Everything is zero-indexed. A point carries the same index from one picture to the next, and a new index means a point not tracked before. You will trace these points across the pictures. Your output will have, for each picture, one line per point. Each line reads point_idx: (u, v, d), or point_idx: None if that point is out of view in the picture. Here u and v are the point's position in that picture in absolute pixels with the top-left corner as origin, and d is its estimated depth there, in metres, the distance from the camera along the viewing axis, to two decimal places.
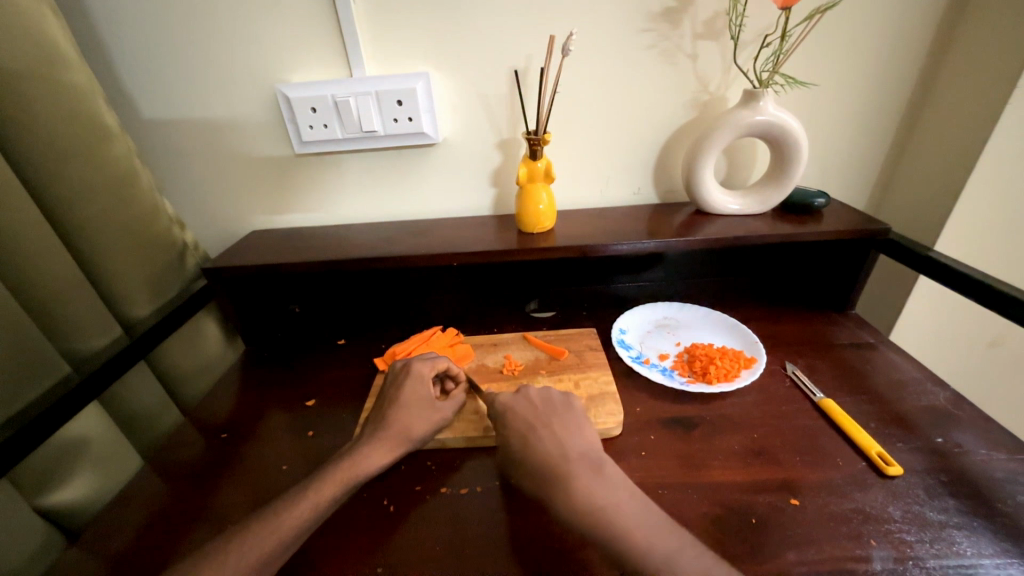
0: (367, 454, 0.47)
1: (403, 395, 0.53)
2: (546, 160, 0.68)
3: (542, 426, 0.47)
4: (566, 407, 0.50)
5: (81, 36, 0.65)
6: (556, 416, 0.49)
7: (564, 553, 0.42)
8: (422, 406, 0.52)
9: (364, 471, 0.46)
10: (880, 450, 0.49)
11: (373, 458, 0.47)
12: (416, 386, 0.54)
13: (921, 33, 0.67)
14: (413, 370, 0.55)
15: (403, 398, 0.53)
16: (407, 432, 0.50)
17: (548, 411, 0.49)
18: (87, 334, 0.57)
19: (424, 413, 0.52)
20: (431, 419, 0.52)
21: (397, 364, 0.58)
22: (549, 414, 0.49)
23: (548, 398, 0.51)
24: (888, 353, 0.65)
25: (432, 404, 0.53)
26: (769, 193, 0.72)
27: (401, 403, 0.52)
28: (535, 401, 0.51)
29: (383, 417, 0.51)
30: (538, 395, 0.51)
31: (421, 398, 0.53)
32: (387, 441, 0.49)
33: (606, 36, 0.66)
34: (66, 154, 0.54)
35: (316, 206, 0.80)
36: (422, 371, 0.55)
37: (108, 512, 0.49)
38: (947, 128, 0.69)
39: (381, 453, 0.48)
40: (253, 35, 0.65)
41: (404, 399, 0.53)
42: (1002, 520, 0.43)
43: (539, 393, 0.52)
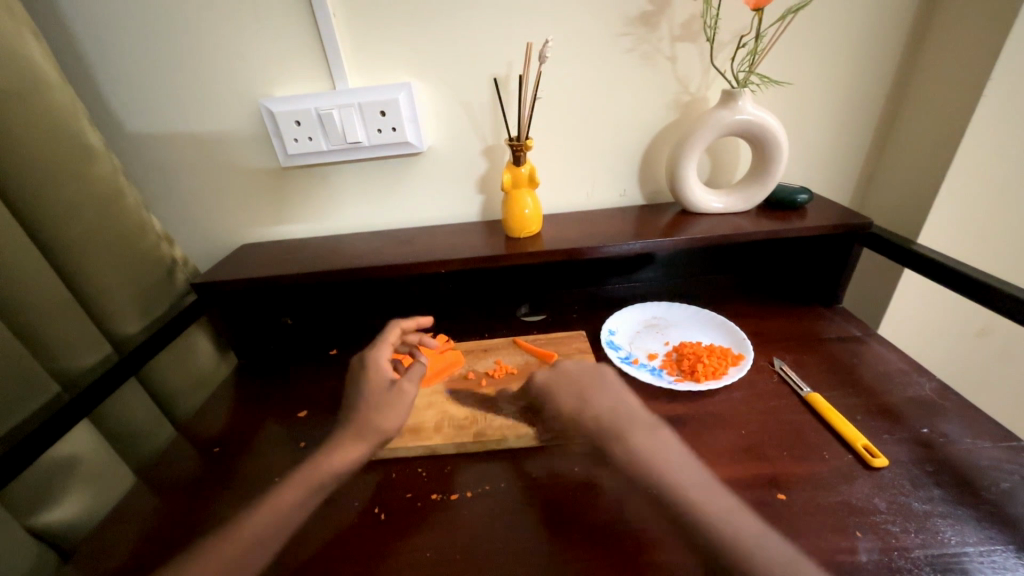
0: (340, 456, 0.50)
1: (366, 396, 0.55)
2: (529, 165, 0.69)
3: (590, 396, 0.53)
4: (602, 377, 0.55)
5: (65, 59, 0.65)
6: (599, 387, 0.54)
7: (553, 557, 0.43)
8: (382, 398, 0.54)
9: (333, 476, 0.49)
10: (866, 442, 0.50)
11: (342, 456, 0.50)
12: (376, 378, 0.56)
13: (893, 29, 0.68)
14: (367, 361, 0.57)
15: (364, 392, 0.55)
16: (376, 426, 0.52)
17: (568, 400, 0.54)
18: (77, 351, 0.58)
19: (388, 404, 0.53)
20: (395, 406, 0.53)
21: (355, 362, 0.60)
22: (587, 381, 0.55)
23: (583, 370, 0.56)
24: (875, 346, 0.65)
25: (389, 395, 0.54)
26: (752, 191, 0.72)
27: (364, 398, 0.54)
28: (571, 374, 0.56)
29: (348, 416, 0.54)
30: (570, 366, 0.57)
31: (377, 386, 0.55)
32: (352, 434, 0.52)
33: (585, 41, 0.67)
34: (52, 175, 0.55)
35: (305, 217, 0.80)
36: (376, 360, 0.57)
37: (102, 529, 0.49)
38: (925, 120, 0.70)
39: (349, 451, 0.51)
40: (235, 51, 0.66)
41: (366, 398, 0.55)
42: (987, 508, 0.43)
43: (572, 367, 0.57)
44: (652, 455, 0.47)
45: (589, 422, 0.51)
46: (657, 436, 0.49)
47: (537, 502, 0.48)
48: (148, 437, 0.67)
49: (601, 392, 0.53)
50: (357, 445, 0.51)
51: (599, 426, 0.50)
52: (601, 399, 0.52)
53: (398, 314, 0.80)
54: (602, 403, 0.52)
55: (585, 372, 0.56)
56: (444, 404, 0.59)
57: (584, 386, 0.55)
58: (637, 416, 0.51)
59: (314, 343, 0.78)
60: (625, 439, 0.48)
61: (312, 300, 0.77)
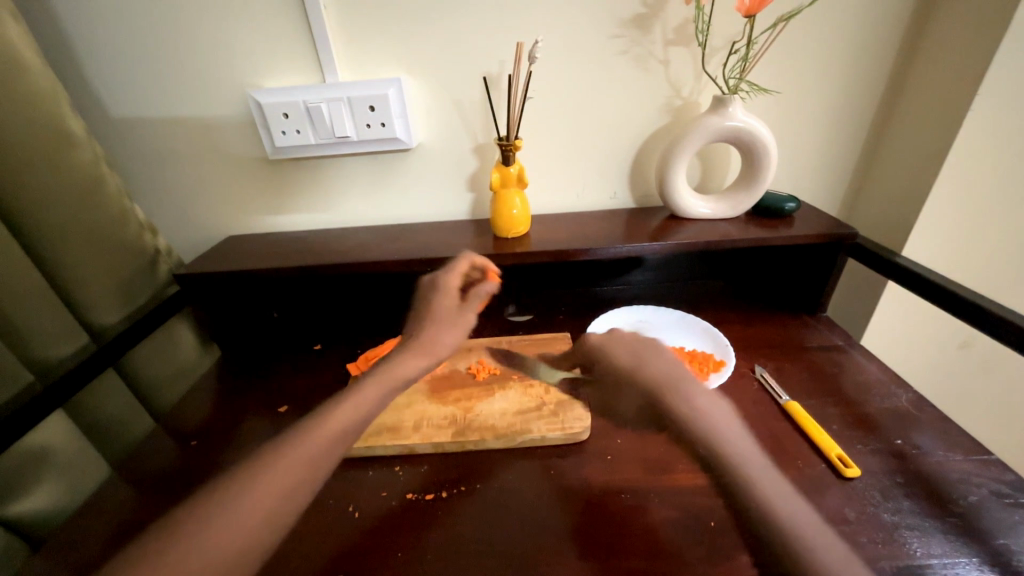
0: (405, 364, 0.51)
1: (433, 313, 0.56)
2: (519, 165, 0.68)
3: (645, 362, 0.50)
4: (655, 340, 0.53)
5: (49, 42, 0.64)
6: (655, 352, 0.51)
7: (523, 559, 0.43)
8: (450, 318, 0.56)
9: (403, 376, 0.50)
10: (839, 452, 0.50)
11: (409, 365, 0.51)
12: (444, 299, 0.57)
13: (885, 41, 0.68)
14: (439, 283, 0.59)
15: (435, 312, 0.56)
16: (434, 342, 0.53)
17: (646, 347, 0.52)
18: (53, 341, 0.57)
19: (451, 326, 0.55)
20: (456, 326, 0.55)
21: (422, 281, 0.60)
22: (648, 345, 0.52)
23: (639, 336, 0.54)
24: (855, 356, 0.66)
25: (455, 316, 0.56)
26: (741, 197, 0.72)
27: (433, 317, 0.56)
28: (629, 339, 0.53)
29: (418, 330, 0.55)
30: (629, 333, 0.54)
31: (448, 307, 0.57)
32: (420, 350, 0.52)
33: (578, 41, 0.67)
34: (28, 161, 0.54)
35: (293, 210, 0.80)
36: (449, 283, 0.58)
37: (74, 520, 0.49)
38: (913, 133, 0.70)
39: (415, 360, 0.51)
40: (223, 40, 0.65)
41: (434, 313, 0.56)
42: (954, 520, 0.44)
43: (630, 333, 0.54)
44: (708, 421, 0.42)
45: (646, 385, 0.48)
46: (708, 403, 0.43)
47: (511, 504, 0.48)
48: (126, 428, 0.66)
49: (656, 357, 0.50)
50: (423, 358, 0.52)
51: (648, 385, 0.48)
52: (655, 364, 0.49)
53: (383, 311, 0.80)
54: (657, 368, 0.49)
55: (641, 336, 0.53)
56: (424, 404, 0.58)
57: (641, 351, 0.51)
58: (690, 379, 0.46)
59: (298, 337, 0.78)
60: (676, 400, 0.44)
61: (296, 294, 0.78)
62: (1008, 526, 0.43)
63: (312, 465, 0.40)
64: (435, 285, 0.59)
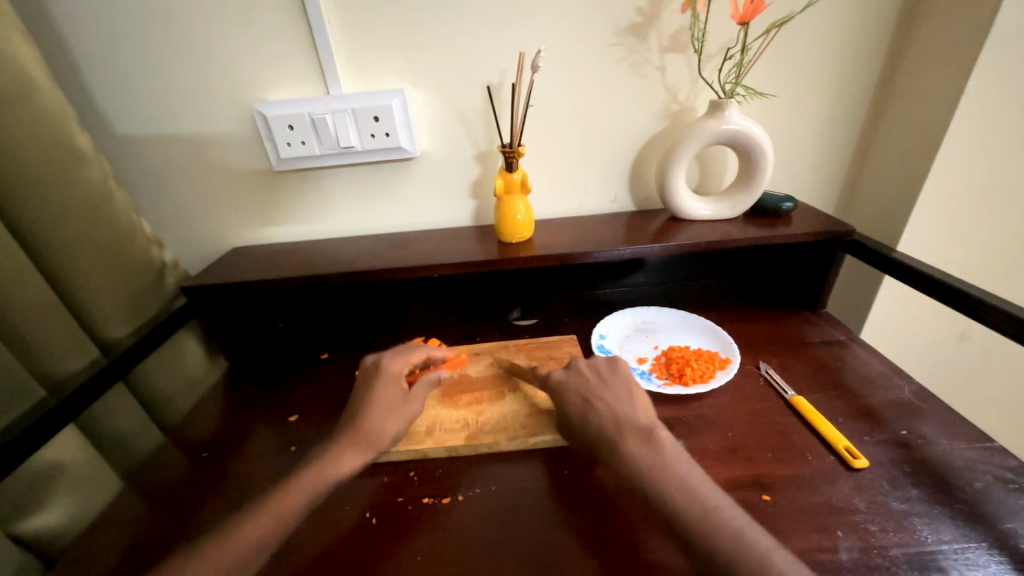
0: (339, 463, 0.47)
1: (372, 399, 0.52)
2: (522, 172, 0.70)
3: (595, 398, 0.50)
4: (611, 371, 0.53)
5: (54, 60, 0.65)
6: (608, 386, 0.51)
7: (541, 558, 0.43)
8: (395, 403, 0.52)
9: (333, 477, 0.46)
10: (847, 444, 0.51)
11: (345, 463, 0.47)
12: (389, 386, 0.54)
13: (873, 44, 0.70)
14: (383, 368, 0.55)
15: (376, 399, 0.52)
16: (375, 437, 0.50)
17: (599, 384, 0.52)
18: (64, 356, 0.57)
19: (397, 409, 0.52)
20: (400, 417, 0.52)
21: (368, 364, 0.57)
22: (594, 381, 0.52)
23: (595, 368, 0.54)
24: (857, 350, 0.67)
25: (400, 405, 0.53)
26: (740, 198, 0.74)
27: (373, 406, 0.52)
28: (585, 373, 0.53)
29: (354, 421, 0.51)
30: (586, 365, 0.54)
31: (392, 393, 0.53)
32: (356, 446, 0.49)
33: (576, 49, 0.69)
34: (38, 178, 0.54)
35: (298, 220, 0.80)
36: (393, 369, 0.55)
37: (88, 535, 0.49)
38: (904, 132, 0.72)
39: (351, 459, 0.48)
40: (228, 55, 0.66)
41: (374, 399, 0.52)
42: (961, 506, 0.45)
43: (586, 364, 0.55)
44: (649, 461, 0.43)
45: (593, 424, 0.48)
46: (653, 441, 0.45)
47: (527, 505, 0.48)
48: (135, 443, 0.66)
49: (609, 391, 0.50)
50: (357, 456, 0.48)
51: (601, 428, 0.47)
52: (607, 400, 0.49)
53: (390, 318, 0.81)
54: (606, 404, 0.49)
55: (600, 369, 0.53)
56: (436, 408, 0.59)
57: (593, 386, 0.52)
58: (635, 417, 0.47)
59: (305, 346, 0.78)
60: (623, 440, 0.45)
61: (302, 304, 0.78)
62: (1014, 510, 0.44)
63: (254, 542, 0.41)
64: (381, 369, 0.55)
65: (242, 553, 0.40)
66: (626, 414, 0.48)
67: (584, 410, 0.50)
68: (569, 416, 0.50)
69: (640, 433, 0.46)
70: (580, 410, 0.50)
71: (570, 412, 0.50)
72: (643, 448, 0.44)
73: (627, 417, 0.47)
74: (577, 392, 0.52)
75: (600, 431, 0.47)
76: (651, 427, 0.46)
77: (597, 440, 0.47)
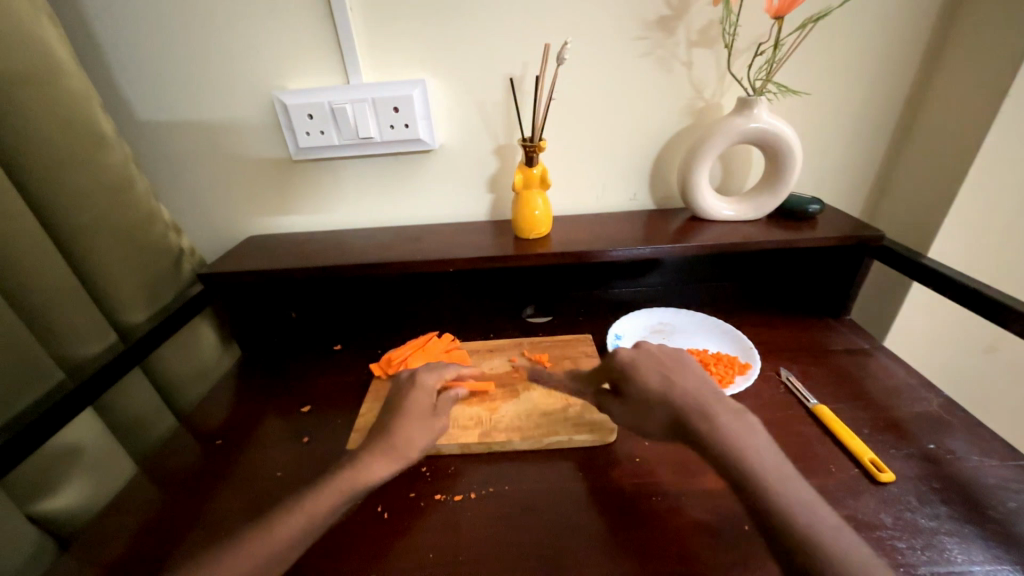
0: (376, 466, 0.45)
1: (403, 410, 0.50)
2: (541, 167, 0.68)
3: (676, 375, 0.47)
4: (683, 354, 0.51)
5: (78, 44, 0.65)
6: (687, 365, 0.49)
7: (555, 561, 0.42)
8: (424, 418, 0.50)
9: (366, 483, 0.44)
10: (873, 456, 0.50)
11: (380, 469, 0.45)
12: (421, 397, 0.52)
13: (912, 42, 0.67)
14: (418, 380, 0.53)
15: (408, 407, 0.50)
16: (410, 444, 0.48)
17: (675, 362, 0.49)
18: (83, 340, 0.57)
19: (426, 422, 0.50)
20: (431, 429, 0.50)
21: (401, 374, 0.55)
22: (670, 360, 0.50)
23: (666, 351, 0.51)
24: (883, 359, 0.65)
25: (432, 416, 0.51)
26: (765, 200, 0.72)
27: (406, 414, 0.50)
28: (656, 353, 0.51)
29: (388, 425, 0.49)
30: (656, 347, 0.51)
31: (423, 403, 0.51)
32: (391, 450, 0.47)
33: (602, 42, 0.67)
34: (61, 163, 0.54)
35: (314, 210, 0.80)
36: (427, 383, 0.53)
37: (103, 518, 0.49)
38: (939, 135, 0.70)
39: (386, 464, 0.46)
40: (250, 42, 0.66)
41: (404, 412, 0.50)
42: (993, 526, 0.43)
43: (655, 346, 0.52)
44: (744, 438, 0.42)
45: (680, 397, 0.45)
46: (745, 421, 0.43)
47: (541, 506, 0.48)
48: (150, 427, 0.66)
49: (690, 370, 0.48)
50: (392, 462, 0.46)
51: (688, 402, 0.45)
52: (688, 378, 0.47)
53: (403, 311, 0.80)
54: (688, 382, 0.47)
55: (670, 353, 0.51)
56: None
57: (669, 364, 0.49)
58: (723, 398, 0.45)
59: (317, 337, 0.78)
60: (717, 415, 0.43)
61: (315, 295, 0.78)
62: None
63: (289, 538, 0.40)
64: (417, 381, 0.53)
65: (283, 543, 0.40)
66: (714, 394, 0.46)
67: (665, 384, 0.47)
68: (644, 389, 0.47)
69: (732, 412, 0.44)
70: (660, 384, 0.47)
71: (647, 386, 0.47)
72: (737, 425, 0.43)
73: (715, 396, 0.45)
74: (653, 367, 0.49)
75: (691, 403, 0.45)
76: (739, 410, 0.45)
77: (682, 413, 0.44)
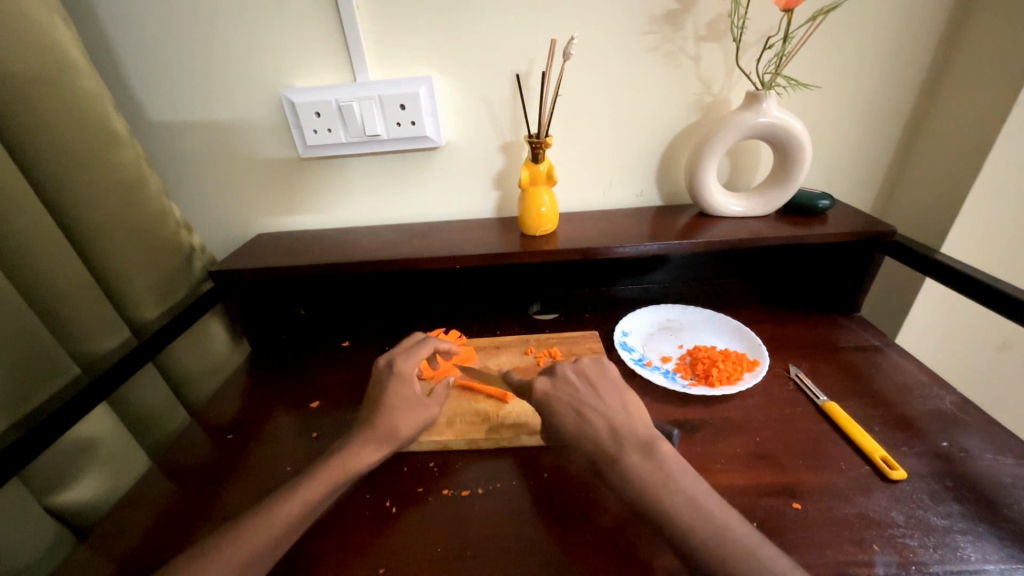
0: (363, 457, 0.46)
1: (389, 398, 0.50)
2: (548, 163, 0.68)
3: (588, 409, 0.47)
4: (599, 374, 0.50)
5: (91, 44, 0.66)
6: (598, 393, 0.48)
7: (563, 555, 0.43)
8: (410, 403, 0.50)
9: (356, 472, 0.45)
10: (884, 454, 0.49)
11: (367, 458, 0.47)
12: (405, 387, 0.51)
13: (927, 33, 0.66)
14: (397, 369, 0.52)
15: (388, 399, 0.50)
16: (395, 432, 0.48)
17: (589, 392, 0.48)
18: (97, 335, 0.58)
19: (414, 409, 0.50)
20: (418, 418, 0.50)
21: (379, 363, 0.55)
22: (583, 389, 0.49)
23: (581, 372, 0.50)
24: (893, 356, 0.64)
25: (419, 402, 0.51)
26: (772, 195, 0.71)
27: (388, 405, 0.50)
28: (572, 380, 0.50)
29: (372, 417, 0.50)
30: (572, 369, 0.51)
31: (406, 395, 0.51)
32: (375, 440, 0.48)
33: (608, 37, 0.67)
34: (75, 161, 0.55)
35: (321, 208, 0.81)
36: (405, 371, 0.52)
37: (117, 510, 0.50)
38: (954, 128, 0.68)
39: (371, 453, 0.47)
40: (258, 40, 0.66)
41: (385, 407, 0.50)
42: (1008, 526, 0.43)
43: (571, 368, 0.51)
44: (654, 477, 0.41)
45: (590, 438, 0.45)
46: (653, 456, 0.42)
47: (547, 502, 0.48)
48: (162, 422, 0.68)
49: (600, 399, 0.47)
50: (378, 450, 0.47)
51: (598, 443, 0.44)
52: (600, 411, 0.46)
53: (409, 308, 0.81)
54: (600, 415, 0.46)
55: (587, 374, 0.50)
56: (457, 400, 0.59)
57: (582, 395, 0.48)
58: (633, 429, 0.45)
59: (326, 333, 0.78)
60: (624, 455, 0.43)
61: (324, 292, 0.78)
62: None
63: (287, 527, 0.41)
64: (392, 370, 0.52)
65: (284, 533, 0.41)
66: (628, 426, 0.45)
67: (578, 422, 0.46)
68: (561, 434, 0.47)
69: (640, 447, 0.43)
70: (575, 426, 0.46)
71: (564, 429, 0.47)
72: (646, 463, 0.42)
73: (632, 430, 0.45)
74: (567, 402, 0.48)
75: (596, 448, 0.44)
76: (650, 439, 0.44)
77: (595, 455, 0.44)
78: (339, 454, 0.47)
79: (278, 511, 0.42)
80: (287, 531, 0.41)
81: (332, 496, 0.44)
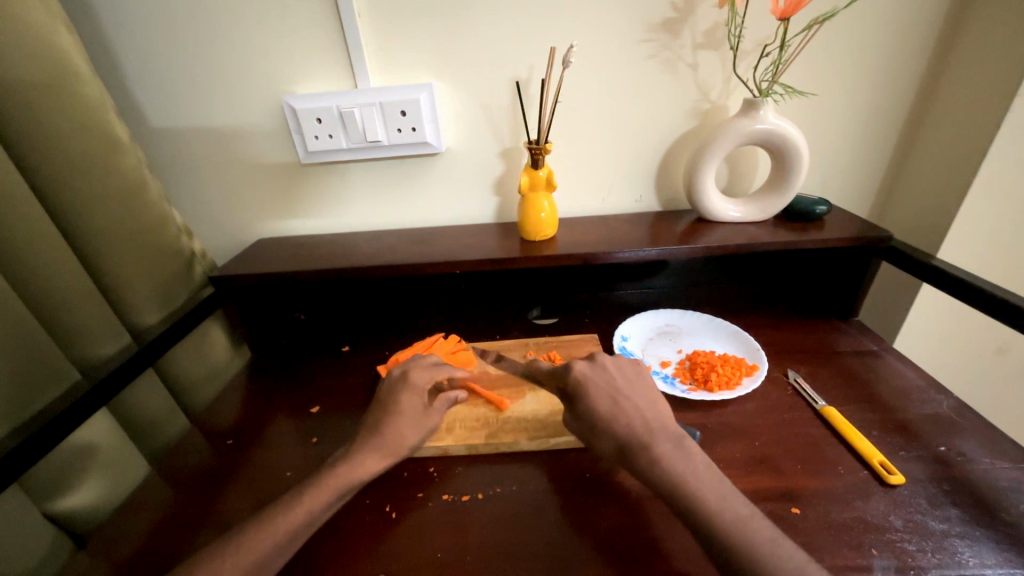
0: (366, 464, 0.46)
1: (400, 405, 0.51)
2: (547, 169, 0.69)
3: (624, 399, 0.47)
4: (635, 374, 0.50)
5: (93, 52, 0.66)
6: (633, 387, 0.49)
7: (563, 561, 0.43)
8: (416, 413, 0.51)
9: (358, 479, 0.45)
10: (882, 459, 0.49)
11: (368, 467, 0.46)
12: (414, 397, 0.52)
13: (920, 41, 0.67)
14: (412, 382, 0.53)
15: (399, 408, 0.51)
16: (401, 442, 0.49)
17: (626, 385, 0.49)
18: (96, 341, 0.58)
19: (420, 421, 0.51)
20: (422, 425, 0.51)
21: (392, 373, 0.55)
22: (621, 381, 0.49)
23: (620, 367, 0.51)
24: (890, 361, 0.65)
25: (423, 412, 0.52)
26: (770, 201, 0.72)
27: (394, 412, 0.50)
28: (610, 370, 0.50)
29: (377, 424, 0.50)
30: (610, 361, 0.52)
31: (413, 404, 0.52)
32: (380, 449, 0.48)
33: (607, 46, 0.67)
34: (77, 167, 0.55)
35: (321, 213, 0.81)
36: (417, 385, 0.53)
37: (116, 516, 0.50)
38: (949, 135, 0.69)
39: (375, 460, 0.47)
40: (259, 47, 0.67)
41: (400, 409, 0.51)
42: (1005, 530, 0.43)
43: (610, 361, 0.52)
44: (683, 467, 0.41)
45: (622, 423, 0.45)
46: (684, 448, 0.43)
47: (547, 506, 0.48)
48: (162, 428, 0.67)
49: (635, 393, 0.48)
50: (379, 456, 0.47)
51: (631, 432, 0.45)
52: (635, 402, 0.47)
53: (408, 312, 0.81)
54: (636, 406, 0.47)
55: (624, 370, 0.51)
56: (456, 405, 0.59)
57: (619, 384, 0.49)
58: (665, 423, 0.45)
59: (326, 338, 0.78)
60: (656, 443, 0.43)
61: (323, 296, 0.78)
62: None
63: (288, 535, 0.41)
64: (405, 380, 0.53)
65: (285, 539, 0.41)
66: (659, 420, 0.45)
67: (613, 410, 0.46)
68: (592, 417, 0.47)
69: (672, 439, 0.44)
70: (609, 409, 0.47)
71: (597, 412, 0.47)
72: (676, 454, 0.42)
73: (664, 423, 0.45)
74: (603, 389, 0.48)
75: (629, 435, 0.44)
76: (680, 435, 0.44)
77: (625, 441, 0.45)
78: (342, 460, 0.47)
79: (279, 519, 0.41)
80: (287, 538, 0.41)
81: (333, 503, 0.44)
